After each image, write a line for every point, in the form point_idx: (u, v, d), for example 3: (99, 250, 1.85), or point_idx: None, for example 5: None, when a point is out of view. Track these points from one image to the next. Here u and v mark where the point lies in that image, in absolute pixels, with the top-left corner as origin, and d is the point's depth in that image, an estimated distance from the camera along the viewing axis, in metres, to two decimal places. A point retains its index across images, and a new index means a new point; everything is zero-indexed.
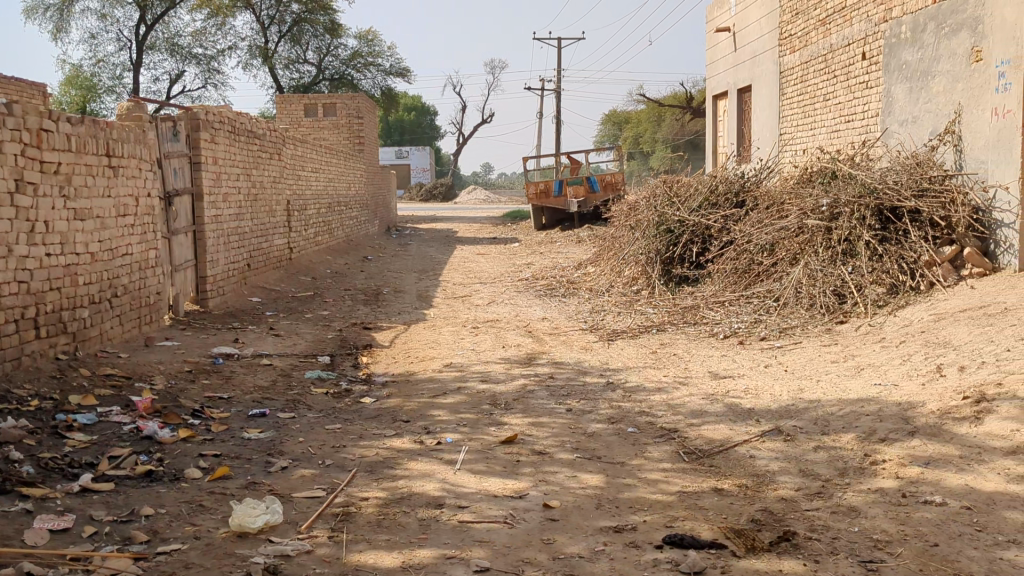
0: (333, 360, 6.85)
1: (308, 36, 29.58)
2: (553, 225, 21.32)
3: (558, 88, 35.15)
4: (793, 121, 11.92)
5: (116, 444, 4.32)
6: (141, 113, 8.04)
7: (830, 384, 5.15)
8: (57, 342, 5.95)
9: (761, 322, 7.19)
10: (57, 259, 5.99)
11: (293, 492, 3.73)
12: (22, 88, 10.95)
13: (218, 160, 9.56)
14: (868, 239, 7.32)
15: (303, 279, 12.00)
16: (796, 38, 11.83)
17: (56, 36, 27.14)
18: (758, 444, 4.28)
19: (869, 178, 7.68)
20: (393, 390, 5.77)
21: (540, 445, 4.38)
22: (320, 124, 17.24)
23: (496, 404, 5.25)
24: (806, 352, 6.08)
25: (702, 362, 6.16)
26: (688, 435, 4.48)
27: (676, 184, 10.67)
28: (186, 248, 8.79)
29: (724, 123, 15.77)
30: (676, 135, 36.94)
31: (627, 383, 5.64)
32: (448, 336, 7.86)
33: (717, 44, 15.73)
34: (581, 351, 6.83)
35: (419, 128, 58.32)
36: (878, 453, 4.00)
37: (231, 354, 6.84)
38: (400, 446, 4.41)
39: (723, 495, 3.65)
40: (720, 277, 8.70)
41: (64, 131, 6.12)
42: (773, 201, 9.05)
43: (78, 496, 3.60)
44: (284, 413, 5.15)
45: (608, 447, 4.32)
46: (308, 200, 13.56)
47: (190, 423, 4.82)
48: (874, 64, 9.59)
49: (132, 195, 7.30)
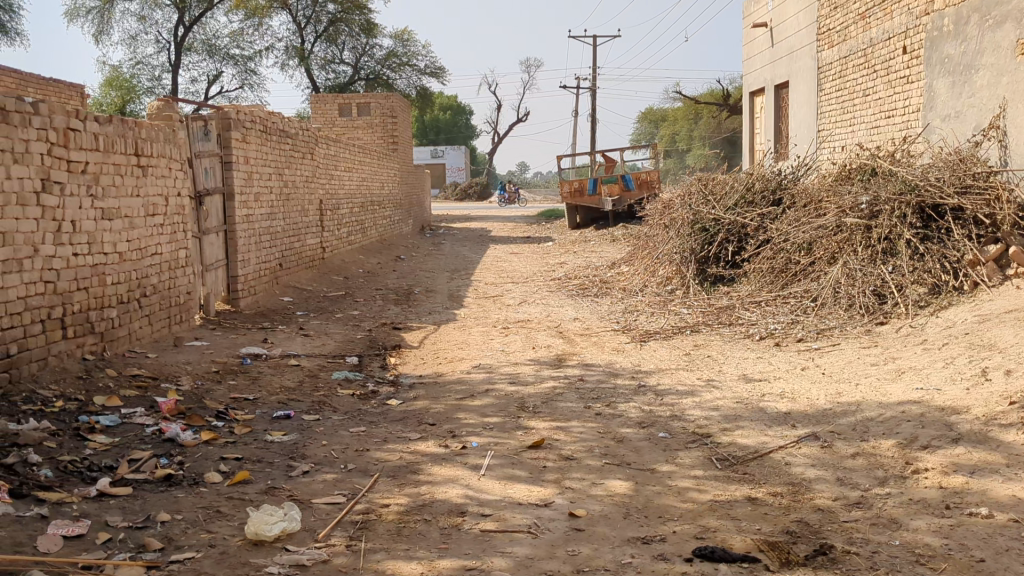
0: (361, 361, 6.77)
1: (344, 36, 29.62)
2: (587, 225, 21.17)
3: (594, 87, 34.95)
4: (831, 118, 11.69)
5: (137, 447, 4.26)
6: (172, 112, 8.02)
7: (870, 388, 4.98)
8: (84, 342, 5.92)
9: (799, 323, 7.00)
10: (84, 259, 5.96)
11: (313, 498, 3.64)
12: (58, 89, 11.00)
13: (249, 159, 9.53)
14: (909, 238, 7.10)
15: (335, 278, 11.96)
16: (835, 33, 11.61)
17: (96, 38, 27.41)
18: (794, 450, 4.13)
19: (910, 175, 7.51)
20: (420, 392, 5.68)
21: (568, 450, 4.26)
22: (354, 123, 17.20)
23: (524, 407, 5.14)
24: (844, 355, 5.90)
25: (736, 364, 6.01)
26: (721, 440, 4.34)
27: (711, 183, 10.49)
28: (217, 248, 8.76)
29: (760, 120, 15.54)
30: (714, 134, 36.63)
31: (659, 386, 5.50)
32: (478, 336, 7.76)
33: (753, 40, 15.53)
34: (613, 352, 6.70)
35: (455, 128, 58.34)
36: (919, 461, 3.83)
37: (259, 355, 6.78)
38: (425, 450, 4.32)
39: (757, 504, 3.51)
40: (757, 277, 8.52)
41: (92, 130, 6.09)
42: (811, 199, 8.84)
43: (95, 501, 3.54)
44: (308, 415, 5.07)
45: (638, 453, 4.20)
46: (341, 199, 13.52)
47: (214, 425, 4.76)
48: (915, 59, 9.37)
49: (161, 194, 7.27)
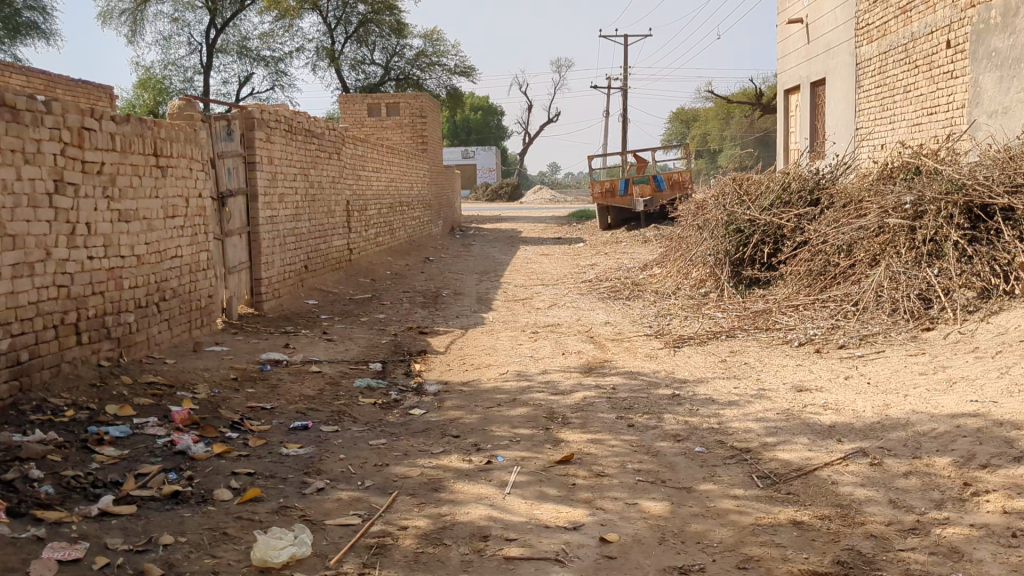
0: (385, 368, 6.56)
1: (374, 37, 29.51)
2: (619, 225, 20.87)
3: (625, 87, 34.69)
4: (870, 116, 11.35)
5: (146, 461, 4.07)
6: (193, 112, 7.86)
7: (920, 400, 4.69)
8: (100, 348, 5.74)
9: (839, 328, 6.71)
10: (100, 262, 5.79)
11: (326, 519, 3.42)
12: (86, 90, 10.89)
13: (274, 159, 9.36)
14: (956, 239, 6.78)
15: (362, 281, 11.77)
16: (874, 28, 11.26)
17: (130, 39, 27.49)
18: (842, 468, 3.85)
19: (957, 174, 7.19)
20: (446, 401, 5.45)
21: (599, 466, 4.02)
22: (383, 124, 17.00)
23: (553, 418, 4.90)
24: (890, 363, 5.60)
25: (776, 372, 5.72)
26: (762, 456, 4.07)
27: (746, 182, 10.18)
28: (240, 251, 8.59)
29: (795, 118, 15.20)
30: (746, 132, 36.19)
31: (695, 396, 5.23)
32: (506, 341, 7.52)
33: (788, 36, 15.18)
34: (646, 359, 6.43)
35: (485, 128, 58.18)
36: (979, 482, 3.55)
37: (279, 361, 6.59)
38: (448, 465, 4.09)
39: (803, 529, 3.24)
40: (794, 279, 8.22)
41: (108, 130, 5.92)
42: (850, 199, 8.53)
43: (96, 521, 3.34)
44: (327, 426, 4.87)
45: (673, 469, 3.94)
46: (368, 200, 13.33)
47: (227, 437, 4.56)
48: (959, 53, 9.03)
49: (182, 195, 7.09)
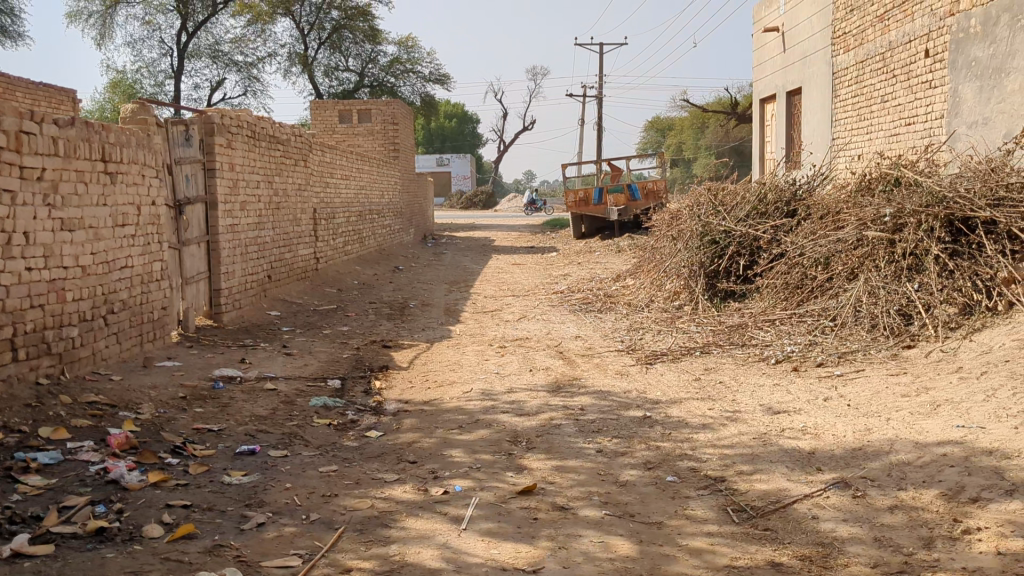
0: (344, 385, 6.25)
1: (348, 43, 29.15)
2: (592, 234, 20.65)
3: (600, 95, 34.57)
4: (847, 125, 11.18)
5: (74, 492, 3.75)
6: (147, 116, 7.54)
7: (904, 424, 4.44)
8: (39, 364, 5.41)
9: (817, 345, 6.47)
10: (39, 273, 5.46)
11: (263, 560, 3.12)
12: (47, 94, 10.51)
13: (235, 165, 9.02)
14: (937, 253, 6.56)
15: (328, 291, 11.44)
16: (851, 36, 11.08)
17: (98, 42, 27.00)
18: (822, 501, 3.59)
19: (937, 185, 6.99)
20: (404, 423, 5.15)
21: (563, 498, 3.74)
22: (354, 131, 16.66)
23: (517, 442, 4.62)
24: (871, 384, 5.35)
25: (752, 393, 5.45)
26: (738, 486, 3.82)
27: (721, 193, 9.95)
28: (198, 260, 8.26)
29: (771, 128, 15.04)
30: (721, 142, 35.86)
31: (668, 419, 4.96)
32: (473, 356, 7.23)
33: (764, 45, 15.02)
34: (616, 377, 6.16)
35: (459, 136, 57.93)
36: (970, 518, 3.30)
37: (232, 377, 6.27)
38: (401, 496, 3.80)
39: (783, 572, 2.98)
40: (770, 292, 7.99)
41: (50, 133, 5.60)
42: (827, 210, 8.32)
43: (7, 563, 3.02)
44: (275, 450, 4.56)
45: (643, 502, 3.68)
46: (336, 208, 13.00)
47: (166, 463, 4.25)
48: (938, 62, 8.86)
49: (133, 203, 6.75)
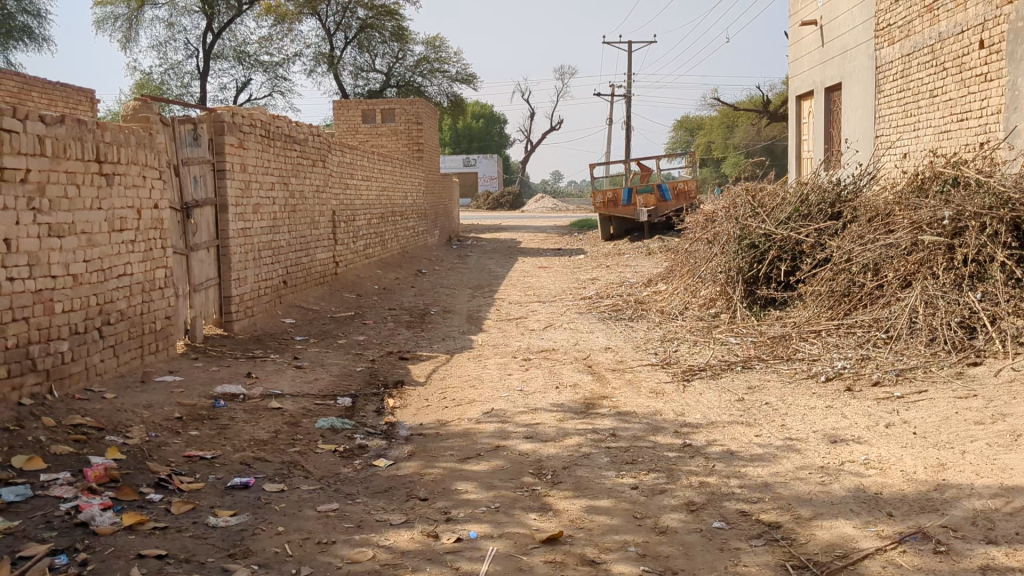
0: (355, 404, 5.77)
1: (375, 43, 28.79)
2: (621, 236, 20.16)
3: (629, 95, 34.01)
4: (893, 122, 10.60)
5: (38, 538, 3.28)
6: (150, 113, 7.12)
7: (984, 459, 3.90)
8: (22, 383, 4.98)
9: (871, 361, 5.91)
10: (23, 283, 5.03)
11: None
12: (64, 95, 10.09)
13: (247, 167, 8.57)
14: (1003, 260, 6.02)
15: (348, 296, 10.97)
16: (896, 28, 10.49)
17: (124, 46, 26.73)
18: (896, 557, 3.07)
19: (1001, 185, 6.45)
20: (416, 449, 4.66)
21: (594, 549, 3.23)
22: (378, 130, 16.21)
23: (540, 475, 4.11)
24: (937, 407, 4.80)
25: (803, 416, 4.92)
26: (797, 536, 3.30)
27: (761, 193, 9.36)
28: (207, 266, 7.82)
29: (809, 125, 14.45)
30: (753, 140, 35.19)
31: (710, 448, 4.44)
32: (494, 369, 6.74)
33: (801, 40, 14.42)
34: (651, 396, 5.64)
35: (486, 136, 57.44)
36: None
37: (234, 395, 5.81)
38: (407, 545, 3.31)
39: None
40: (814, 301, 7.41)
41: (36, 132, 5.17)
42: (876, 211, 7.75)
43: None
44: (272, 484, 4.09)
45: (687, 554, 3.17)
46: (357, 211, 12.53)
47: (148, 501, 3.78)
48: (994, 53, 8.28)
49: (132, 207, 6.30)
